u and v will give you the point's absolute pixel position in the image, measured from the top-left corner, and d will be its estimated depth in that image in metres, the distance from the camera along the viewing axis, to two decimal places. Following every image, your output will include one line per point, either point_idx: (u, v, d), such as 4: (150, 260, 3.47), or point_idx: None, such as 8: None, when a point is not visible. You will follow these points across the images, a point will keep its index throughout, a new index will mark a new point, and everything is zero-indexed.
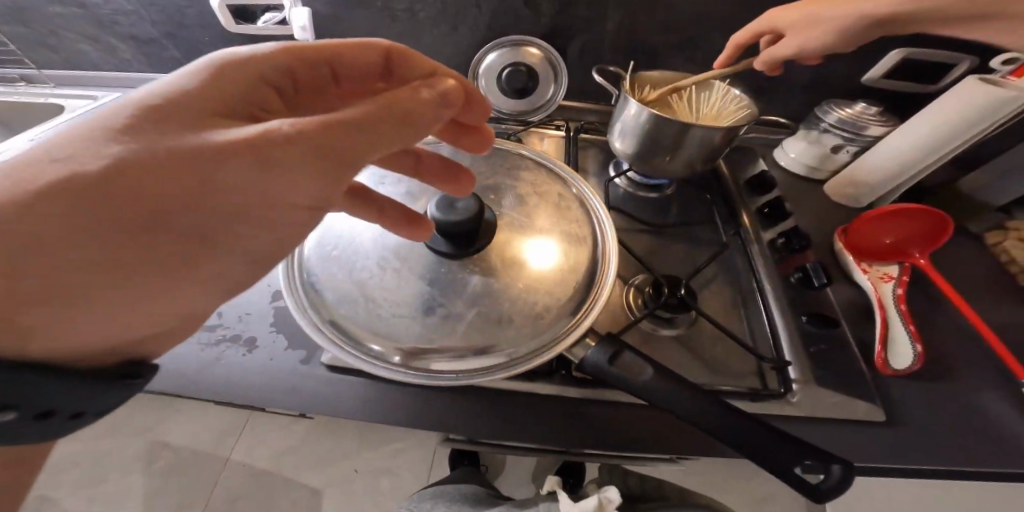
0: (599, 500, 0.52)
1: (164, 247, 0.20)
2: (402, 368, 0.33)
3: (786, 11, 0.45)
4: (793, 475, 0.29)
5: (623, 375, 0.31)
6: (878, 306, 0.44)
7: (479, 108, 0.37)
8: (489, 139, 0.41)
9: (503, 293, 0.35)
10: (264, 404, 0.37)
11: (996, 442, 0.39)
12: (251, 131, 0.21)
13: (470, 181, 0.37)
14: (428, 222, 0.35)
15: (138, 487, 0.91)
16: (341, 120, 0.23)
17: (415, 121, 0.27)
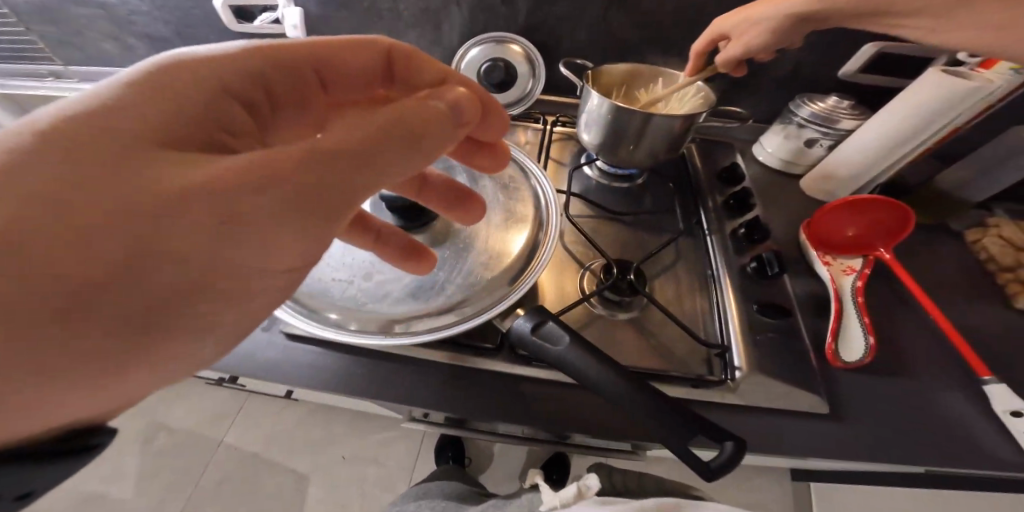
0: (577, 487, 0.47)
1: (144, 302, 0.18)
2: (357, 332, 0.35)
3: (728, 17, 0.49)
4: (693, 458, 0.30)
5: (542, 344, 0.34)
6: (834, 297, 0.45)
7: (496, 124, 0.36)
8: (501, 157, 0.41)
9: (442, 261, 0.39)
10: (223, 363, 0.42)
11: (952, 439, 0.38)
12: (233, 167, 0.20)
13: (477, 210, 0.39)
14: (427, 258, 0.36)
15: (135, 464, 0.99)
16: (334, 148, 0.22)
17: (423, 138, 0.25)
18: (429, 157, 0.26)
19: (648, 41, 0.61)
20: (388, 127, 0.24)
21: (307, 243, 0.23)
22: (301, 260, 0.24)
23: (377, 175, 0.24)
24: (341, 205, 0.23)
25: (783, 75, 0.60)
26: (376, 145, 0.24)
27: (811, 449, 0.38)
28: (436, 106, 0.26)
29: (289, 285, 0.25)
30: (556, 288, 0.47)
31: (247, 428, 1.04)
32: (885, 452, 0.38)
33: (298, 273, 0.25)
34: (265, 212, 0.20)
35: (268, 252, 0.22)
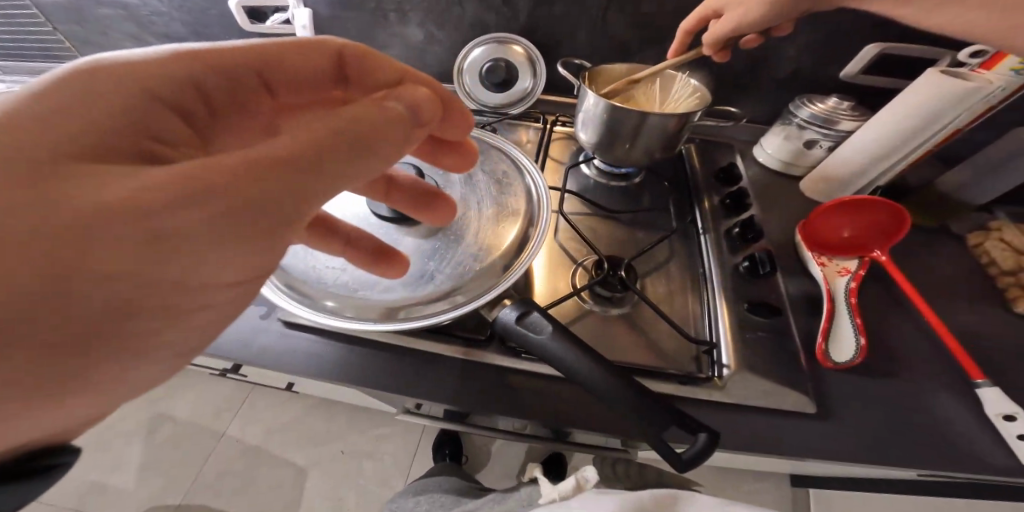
0: (576, 480, 0.47)
1: (111, 314, 0.18)
2: (351, 319, 0.36)
3: None
4: (674, 455, 0.30)
5: (526, 333, 0.35)
6: (827, 298, 0.45)
7: (461, 124, 0.36)
8: (471, 155, 0.41)
9: (434, 253, 0.40)
10: (222, 350, 0.43)
11: (937, 440, 0.39)
12: (185, 169, 0.20)
13: (447, 210, 0.39)
14: (396, 261, 0.37)
15: (139, 454, 1.01)
16: (274, 156, 0.21)
17: (375, 145, 0.25)
18: (382, 163, 0.26)
19: (647, 42, 0.61)
20: (336, 133, 0.23)
21: (252, 256, 0.23)
22: (247, 274, 0.23)
23: (326, 183, 0.23)
24: (286, 217, 0.22)
25: (782, 76, 0.60)
26: (323, 152, 0.23)
27: (795, 447, 0.38)
28: (390, 113, 0.26)
29: (244, 296, 0.25)
30: (548, 283, 0.47)
31: (250, 421, 1.06)
32: (868, 451, 0.38)
33: (251, 284, 0.24)
34: (196, 229, 0.20)
35: (206, 270, 0.21)
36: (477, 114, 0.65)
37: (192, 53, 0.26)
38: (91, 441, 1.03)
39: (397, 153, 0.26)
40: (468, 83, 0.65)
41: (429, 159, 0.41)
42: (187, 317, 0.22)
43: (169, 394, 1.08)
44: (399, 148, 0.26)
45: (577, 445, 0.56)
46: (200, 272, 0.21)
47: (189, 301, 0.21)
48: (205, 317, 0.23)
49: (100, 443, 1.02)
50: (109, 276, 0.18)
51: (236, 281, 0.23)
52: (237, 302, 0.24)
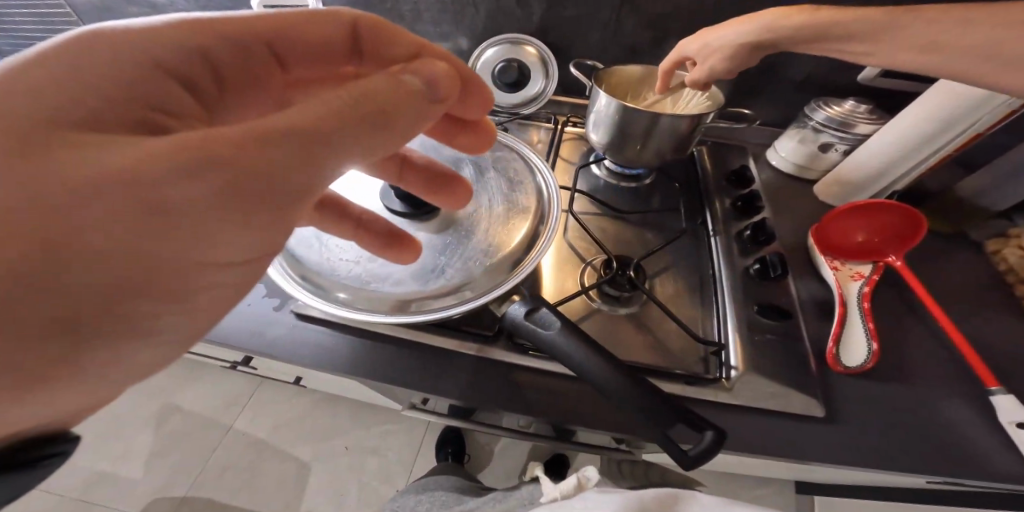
0: (577, 479, 0.48)
1: (118, 289, 0.19)
2: (363, 310, 0.37)
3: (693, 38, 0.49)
4: (684, 455, 0.30)
5: (534, 328, 0.35)
6: (839, 303, 0.44)
7: (479, 95, 0.37)
8: (486, 137, 0.42)
9: (445, 248, 0.40)
10: (235, 339, 0.44)
11: (948, 448, 0.39)
12: (190, 140, 0.20)
13: (462, 190, 0.41)
14: (410, 245, 0.38)
15: (148, 445, 1.03)
16: (281, 127, 0.22)
17: (387, 120, 0.25)
18: (393, 139, 0.26)
19: (660, 44, 0.61)
20: (348, 107, 0.23)
21: (256, 232, 0.23)
22: (253, 250, 0.24)
23: (335, 157, 0.23)
24: (293, 191, 0.23)
25: (797, 79, 0.60)
26: (333, 125, 0.23)
27: (802, 449, 0.38)
28: (403, 88, 0.26)
29: (247, 276, 0.25)
30: (557, 281, 0.48)
31: (257, 414, 1.08)
32: (876, 454, 0.38)
33: (256, 263, 0.25)
34: (199, 203, 0.20)
35: (210, 246, 0.21)
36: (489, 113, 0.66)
37: (190, 23, 0.25)
38: (102, 430, 1.04)
39: (408, 130, 0.27)
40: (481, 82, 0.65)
41: (443, 139, 0.42)
42: (192, 295, 0.22)
43: (178, 386, 1.10)
44: (411, 126, 0.27)
45: (580, 445, 0.56)
46: (205, 248, 0.21)
47: (193, 281, 0.21)
48: (210, 297, 0.23)
49: (109, 434, 1.04)
50: (116, 254, 0.18)
51: (240, 258, 0.24)
52: (242, 282, 0.25)
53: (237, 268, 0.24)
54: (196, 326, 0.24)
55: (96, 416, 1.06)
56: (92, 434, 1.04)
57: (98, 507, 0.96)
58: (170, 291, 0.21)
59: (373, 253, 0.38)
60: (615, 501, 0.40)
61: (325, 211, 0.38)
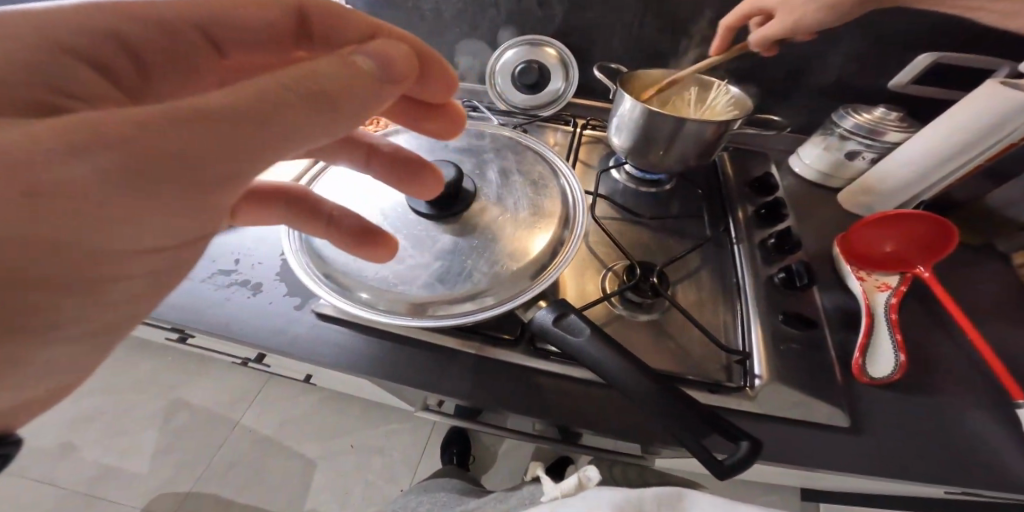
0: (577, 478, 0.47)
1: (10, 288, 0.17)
2: (385, 313, 0.37)
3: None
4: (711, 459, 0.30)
5: (563, 336, 0.35)
6: (866, 313, 0.44)
7: (441, 78, 0.33)
8: (456, 124, 0.39)
9: (468, 250, 0.40)
10: (254, 335, 0.44)
11: (974, 461, 0.38)
12: (80, 120, 0.17)
13: (434, 179, 0.38)
14: (376, 244, 0.36)
15: (155, 439, 1.03)
16: (198, 108, 0.19)
17: (333, 103, 0.22)
18: (344, 124, 0.23)
19: (682, 47, 0.61)
20: (285, 88, 0.20)
21: (176, 222, 0.21)
22: (178, 238, 0.23)
23: (270, 145, 0.21)
24: (215, 180, 0.21)
25: (825, 85, 0.60)
26: (266, 108, 0.20)
27: (825, 460, 0.38)
28: (353, 67, 0.22)
29: (175, 263, 0.24)
30: (578, 286, 0.47)
31: (264, 410, 1.08)
32: (899, 465, 0.38)
33: (188, 247, 0.24)
34: (98, 192, 0.18)
35: (118, 236, 0.20)
36: (507, 115, 0.65)
37: (124, 7, 0.24)
38: (109, 424, 1.04)
39: (359, 115, 0.23)
40: (500, 84, 0.65)
41: (413, 126, 0.39)
42: (99, 286, 0.20)
43: (185, 381, 1.10)
44: (360, 112, 0.23)
45: (585, 449, 0.55)
46: (110, 239, 0.19)
47: (101, 273, 0.20)
48: (123, 289, 0.22)
49: (115, 428, 1.04)
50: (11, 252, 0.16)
51: (158, 247, 0.22)
52: (170, 270, 0.24)
53: (154, 257, 0.22)
54: (118, 314, 0.23)
55: (102, 411, 1.06)
56: (99, 428, 1.04)
57: (103, 501, 0.96)
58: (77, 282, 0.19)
59: (339, 246, 0.37)
60: (615, 503, 0.39)
61: (293, 205, 0.37)
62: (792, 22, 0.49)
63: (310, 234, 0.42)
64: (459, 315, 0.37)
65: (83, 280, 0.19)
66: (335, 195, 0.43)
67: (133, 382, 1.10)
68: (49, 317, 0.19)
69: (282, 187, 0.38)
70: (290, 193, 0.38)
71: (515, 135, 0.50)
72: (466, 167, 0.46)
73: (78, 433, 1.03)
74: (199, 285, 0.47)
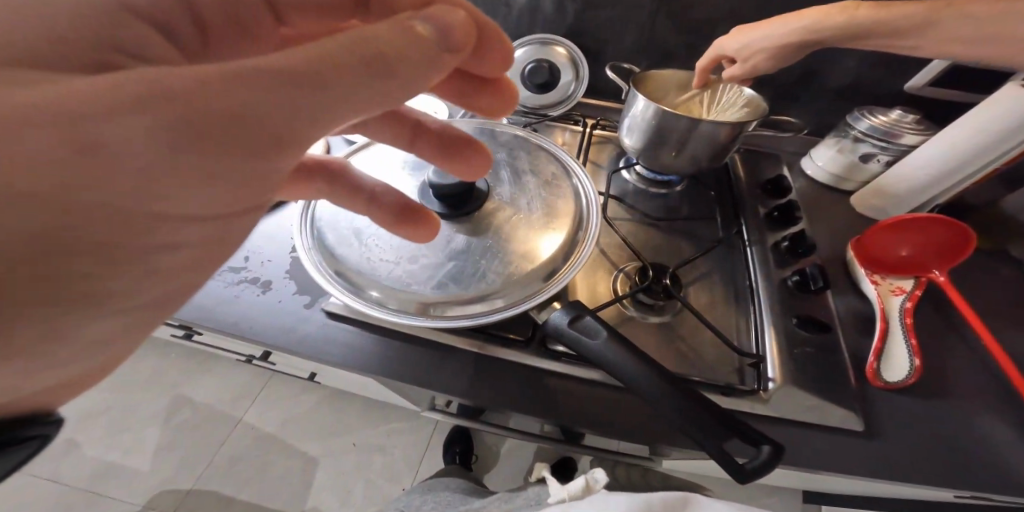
0: (585, 479, 0.46)
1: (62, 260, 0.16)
2: (395, 312, 0.37)
3: (731, 38, 0.51)
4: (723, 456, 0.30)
5: (578, 337, 0.35)
6: (881, 317, 0.44)
7: (495, 50, 0.30)
8: (508, 102, 0.37)
9: (479, 250, 0.39)
10: (264, 333, 0.44)
11: (989, 466, 0.38)
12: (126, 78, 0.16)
13: (482, 157, 0.37)
14: (421, 221, 0.36)
15: (158, 435, 1.03)
16: (246, 69, 0.18)
17: (389, 70, 0.20)
18: (397, 93, 0.21)
19: (694, 47, 0.61)
20: (342, 52, 0.19)
21: (227, 187, 0.20)
22: (227, 207, 0.21)
23: (324, 111, 0.20)
24: (269, 142, 0.20)
25: (840, 85, 0.59)
26: (322, 71, 0.19)
27: (840, 464, 0.37)
28: (412, 33, 0.20)
29: (221, 239, 0.23)
30: (588, 288, 0.47)
31: (267, 408, 1.08)
32: (914, 470, 0.38)
33: (231, 222, 0.23)
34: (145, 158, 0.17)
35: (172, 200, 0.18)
36: (516, 114, 0.65)
37: None
38: (111, 420, 1.04)
39: (413, 86, 0.22)
40: (510, 82, 0.64)
41: (462, 103, 0.37)
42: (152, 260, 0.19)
43: (188, 378, 1.10)
44: (419, 80, 0.21)
45: (587, 449, 0.54)
46: (160, 209, 0.18)
47: (155, 245, 0.19)
48: (170, 261, 0.20)
49: (118, 425, 1.03)
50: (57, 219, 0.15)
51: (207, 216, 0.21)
52: (216, 245, 0.23)
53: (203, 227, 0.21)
54: (165, 294, 0.21)
55: (106, 407, 1.06)
56: (101, 425, 1.03)
57: (105, 498, 0.95)
58: (126, 259, 0.18)
59: (382, 226, 0.37)
60: (625, 503, 0.39)
61: (337, 183, 0.37)
62: (754, 67, 0.51)
63: (320, 231, 0.41)
64: (470, 316, 0.37)
65: (135, 247, 0.18)
66: (377, 171, 0.44)
67: (136, 378, 1.09)
68: (100, 285, 0.18)
69: (326, 162, 0.37)
70: (333, 168, 0.37)
71: (525, 133, 0.50)
72: None
73: (81, 430, 1.02)
74: (209, 282, 0.46)
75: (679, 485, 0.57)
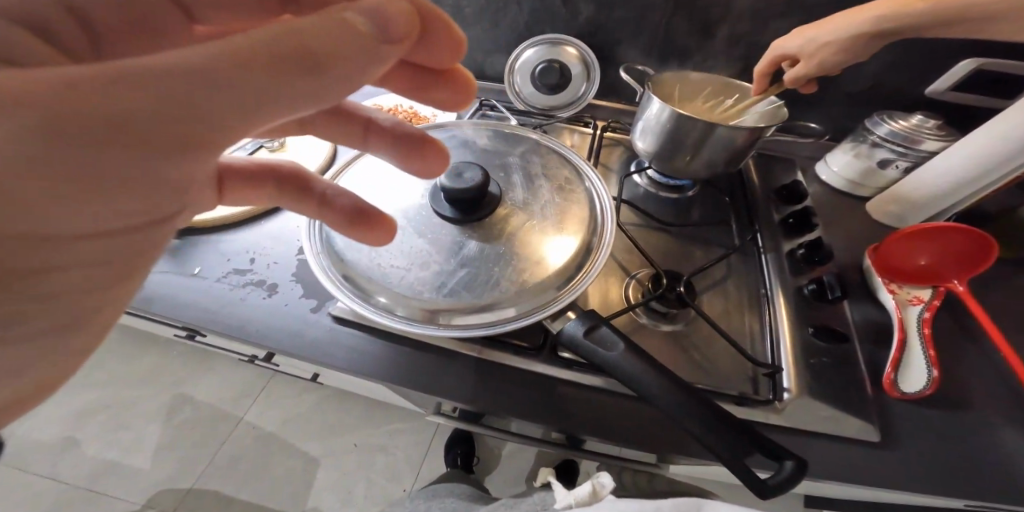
0: (592, 486, 0.45)
1: None
2: (395, 317, 0.36)
3: (793, 37, 0.50)
4: (740, 467, 0.29)
5: (593, 347, 0.35)
6: (899, 327, 0.43)
7: (447, 43, 0.28)
8: (466, 93, 0.35)
9: (492, 257, 0.39)
10: (269, 337, 0.43)
11: (1005, 477, 0.38)
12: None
13: (439, 154, 0.35)
14: (369, 225, 0.34)
15: (157, 434, 1.02)
16: (132, 67, 0.16)
17: (318, 63, 0.18)
18: (330, 90, 0.19)
19: (708, 49, 0.60)
20: (258, 44, 0.17)
21: (127, 198, 0.20)
22: (132, 217, 0.21)
23: (238, 114, 0.18)
24: (168, 151, 0.19)
25: (858, 88, 0.60)
26: (230, 66, 0.17)
27: (855, 476, 0.37)
28: (345, 24, 0.19)
29: (131, 244, 0.22)
30: (601, 294, 0.46)
31: (268, 407, 1.08)
32: (933, 482, 0.37)
33: (131, 230, 0.22)
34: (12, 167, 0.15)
35: (58, 208, 0.18)
36: (525, 115, 0.64)
37: None
38: (110, 418, 1.03)
39: (356, 80, 0.20)
40: (519, 83, 0.64)
41: (411, 96, 0.34)
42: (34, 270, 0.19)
43: (190, 377, 1.10)
44: (355, 75, 0.20)
45: (594, 454, 0.50)
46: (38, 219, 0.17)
47: (35, 255, 0.18)
48: (57, 276, 0.20)
49: (118, 422, 1.03)
50: None
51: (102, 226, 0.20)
52: (130, 254, 0.22)
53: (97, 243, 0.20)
54: (83, 297, 0.22)
55: (106, 405, 1.05)
56: (101, 422, 1.03)
57: (104, 497, 0.94)
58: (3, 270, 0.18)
59: (337, 230, 0.35)
60: None
61: (287, 187, 0.35)
62: (818, 64, 0.49)
63: (331, 236, 0.40)
64: (477, 327, 0.36)
65: (26, 263, 0.18)
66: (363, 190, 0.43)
67: (138, 376, 1.09)
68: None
69: (270, 165, 0.35)
70: (279, 169, 0.35)
71: (537, 136, 0.50)
72: (492, 170, 0.45)
73: (82, 427, 1.02)
74: (213, 284, 0.45)
75: (687, 492, 0.57)
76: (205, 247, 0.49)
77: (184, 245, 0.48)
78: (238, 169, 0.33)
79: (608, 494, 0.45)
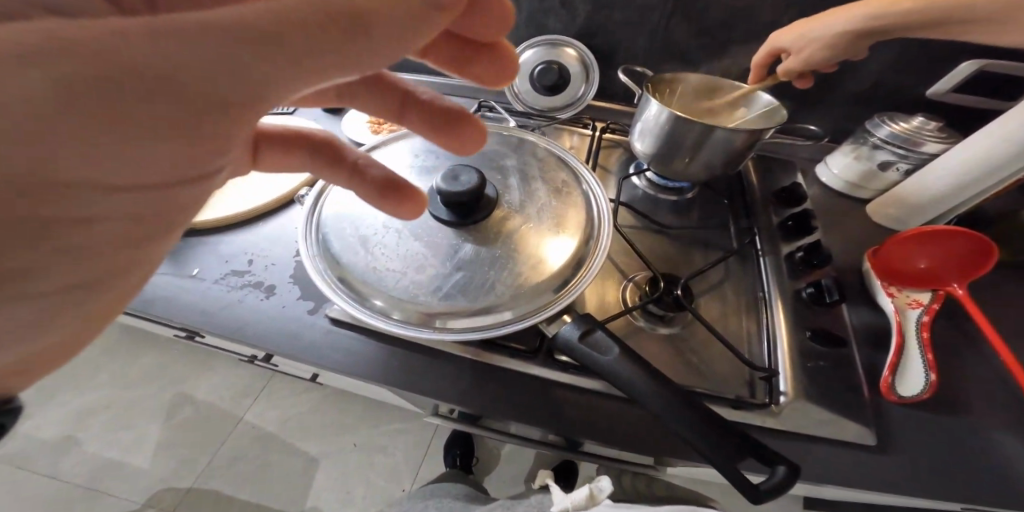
0: (589, 490, 0.45)
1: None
2: (391, 320, 0.37)
3: (785, 33, 0.51)
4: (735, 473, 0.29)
5: (589, 351, 0.34)
6: (897, 331, 0.43)
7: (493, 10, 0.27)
8: (511, 65, 0.32)
9: (487, 259, 0.39)
10: (266, 338, 0.43)
11: (1003, 481, 0.38)
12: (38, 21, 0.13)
13: (475, 130, 0.33)
14: (406, 197, 0.33)
15: (158, 433, 1.02)
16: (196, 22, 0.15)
17: (366, 27, 0.18)
18: (376, 57, 0.19)
19: (708, 50, 0.60)
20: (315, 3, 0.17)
21: (171, 165, 0.18)
22: (173, 191, 0.19)
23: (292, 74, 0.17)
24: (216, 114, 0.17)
25: (860, 90, 0.59)
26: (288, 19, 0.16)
27: (852, 480, 0.37)
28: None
29: (166, 219, 0.20)
30: (596, 297, 0.46)
31: (268, 407, 1.08)
32: (931, 486, 0.37)
33: (169, 202, 0.19)
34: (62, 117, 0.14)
35: (88, 172, 0.15)
36: (524, 116, 0.64)
37: None
38: (111, 418, 1.04)
39: (400, 48, 0.19)
40: (517, 84, 0.64)
41: (453, 71, 0.31)
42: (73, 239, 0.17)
43: (191, 376, 1.10)
44: (401, 41, 0.19)
45: (593, 457, 0.50)
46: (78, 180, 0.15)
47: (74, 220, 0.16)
48: (92, 250, 0.17)
49: (119, 421, 1.03)
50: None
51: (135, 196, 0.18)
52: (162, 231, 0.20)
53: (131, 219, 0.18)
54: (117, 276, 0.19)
55: (109, 403, 1.06)
56: (103, 422, 1.03)
57: (105, 496, 0.94)
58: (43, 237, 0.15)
59: (372, 204, 0.33)
60: None
61: (322, 157, 0.33)
62: (806, 59, 0.50)
63: (327, 239, 0.40)
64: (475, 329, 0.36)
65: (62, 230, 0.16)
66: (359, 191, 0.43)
67: (140, 375, 1.10)
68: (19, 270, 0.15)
69: (302, 134, 0.33)
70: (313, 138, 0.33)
71: (534, 138, 0.50)
72: (488, 173, 0.44)
73: (83, 426, 1.02)
74: (210, 286, 0.46)
75: (685, 495, 0.57)
76: (205, 248, 0.49)
77: (182, 246, 0.48)
78: (272, 136, 0.31)
79: (606, 499, 0.45)
